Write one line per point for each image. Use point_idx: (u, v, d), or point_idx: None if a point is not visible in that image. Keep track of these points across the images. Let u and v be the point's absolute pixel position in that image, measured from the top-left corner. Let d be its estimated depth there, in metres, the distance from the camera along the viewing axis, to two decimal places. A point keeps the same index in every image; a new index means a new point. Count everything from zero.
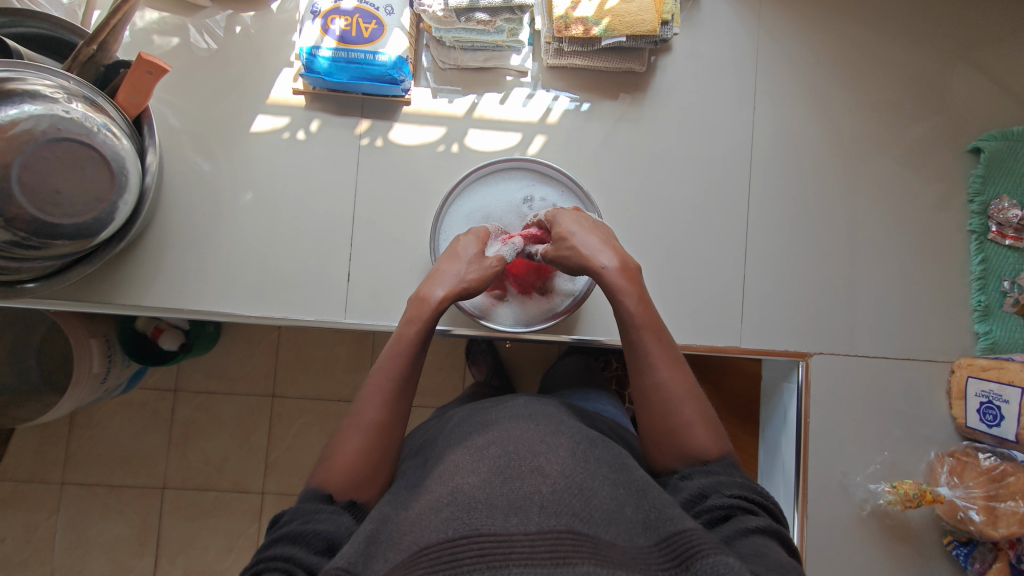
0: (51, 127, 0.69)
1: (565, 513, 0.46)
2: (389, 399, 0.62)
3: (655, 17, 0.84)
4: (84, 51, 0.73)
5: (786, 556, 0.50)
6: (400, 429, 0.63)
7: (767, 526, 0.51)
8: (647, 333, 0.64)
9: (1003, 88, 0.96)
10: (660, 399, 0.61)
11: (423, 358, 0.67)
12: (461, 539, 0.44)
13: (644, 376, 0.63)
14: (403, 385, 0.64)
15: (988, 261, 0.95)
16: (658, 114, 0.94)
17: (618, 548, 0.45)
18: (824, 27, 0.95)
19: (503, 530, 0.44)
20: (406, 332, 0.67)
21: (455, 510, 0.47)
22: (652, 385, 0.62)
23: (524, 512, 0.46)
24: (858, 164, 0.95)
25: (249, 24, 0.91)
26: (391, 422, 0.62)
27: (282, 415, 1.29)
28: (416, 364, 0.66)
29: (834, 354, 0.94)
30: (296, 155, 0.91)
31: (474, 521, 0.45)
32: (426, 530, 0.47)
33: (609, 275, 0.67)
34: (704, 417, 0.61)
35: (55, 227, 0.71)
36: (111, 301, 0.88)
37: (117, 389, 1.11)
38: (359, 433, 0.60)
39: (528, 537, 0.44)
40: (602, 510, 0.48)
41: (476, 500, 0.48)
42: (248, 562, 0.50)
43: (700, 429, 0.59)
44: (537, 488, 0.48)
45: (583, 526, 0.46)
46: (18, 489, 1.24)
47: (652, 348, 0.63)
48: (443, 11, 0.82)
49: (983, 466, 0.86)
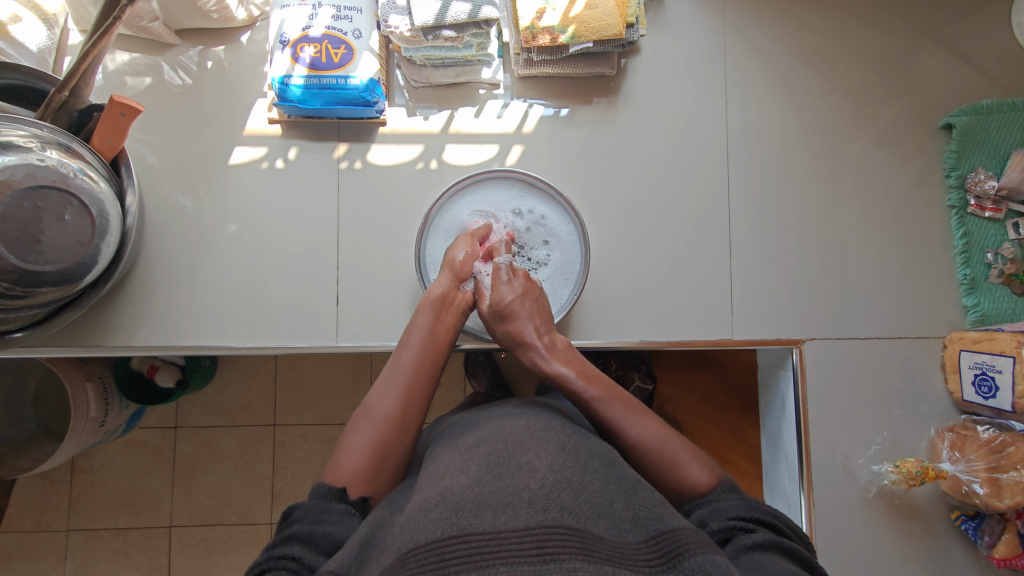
0: (27, 176, 0.68)
1: (553, 508, 0.45)
2: (401, 391, 0.65)
3: (620, 21, 0.85)
4: (56, 98, 0.73)
5: (792, 567, 0.48)
6: (411, 423, 0.64)
7: (767, 540, 0.50)
8: (612, 401, 0.64)
9: (968, 63, 0.98)
10: (647, 453, 0.60)
11: (436, 354, 0.71)
12: (449, 539, 0.43)
13: (625, 435, 0.62)
14: (417, 380, 0.67)
15: (970, 234, 0.95)
16: (632, 114, 0.95)
17: (607, 542, 0.44)
18: (787, 17, 0.97)
19: (490, 528, 0.43)
20: (416, 323, 0.73)
21: (444, 510, 0.46)
22: (637, 444, 0.61)
23: (513, 508, 0.45)
24: (834, 148, 0.96)
25: (221, 58, 0.92)
26: (403, 412, 0.64)
27: (285, 443, 1.28)
28: (428, 359, 0.70)
29: (826, 339, 0.94)
30: (277, 184, 0.91)
31: (462, 521, 0.44)
32: (416, 530, 0.45)
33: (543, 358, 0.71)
34: (693, 453, 0.60)
35: (38, 274, 0.70)
36: (103, 344, 0.87)
37: (116, 431, 1.09)
38: (370, 423, 0.62)
39: (516, 534, 0.43)
40: (591, 504, 0.47)
41: (464, 499, 0.47)
42: (255, 559, 0.48)
43: (690, 460, 0.59)
44: (526, 484, 0.48)
45: (573, 519, 0.45)
46: (24, 540, 1.23)
47: (619, 414, 0.63)
48: (410, 31, 0.83)
49: (983, 438, 0.85)
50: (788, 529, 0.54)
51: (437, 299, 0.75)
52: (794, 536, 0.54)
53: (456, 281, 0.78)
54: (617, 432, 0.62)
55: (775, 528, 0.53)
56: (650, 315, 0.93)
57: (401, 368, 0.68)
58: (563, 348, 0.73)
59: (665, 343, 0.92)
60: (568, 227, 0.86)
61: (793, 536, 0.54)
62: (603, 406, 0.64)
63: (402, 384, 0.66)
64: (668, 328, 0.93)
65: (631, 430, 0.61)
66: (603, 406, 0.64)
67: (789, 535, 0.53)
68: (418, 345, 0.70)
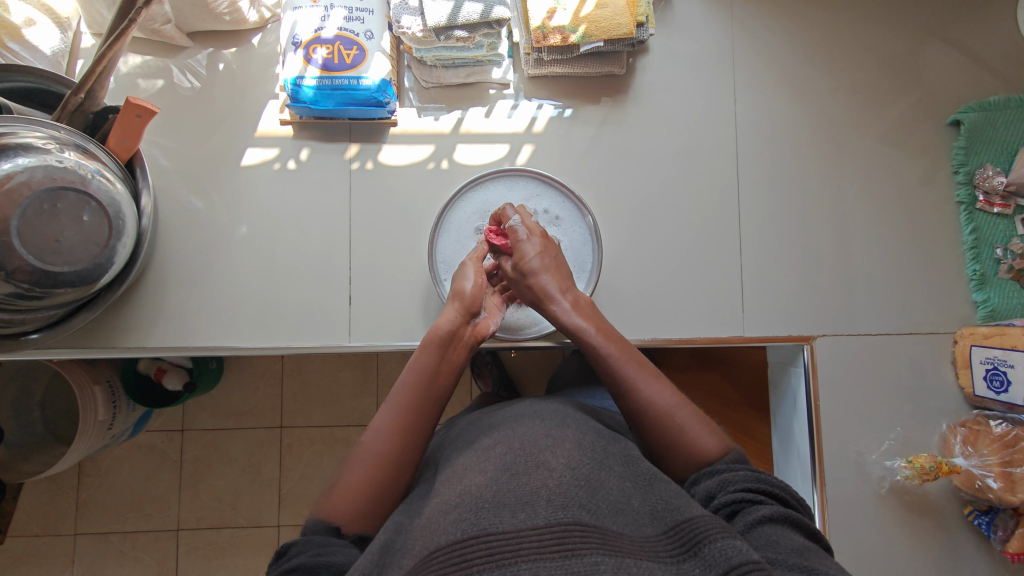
0: (46, 177, 0.68)
1: (573, 505, 0.45)
2: (395, 431, 0.61)
3: (631, 20, 0.86)
4: (73, 100, 0.74)
5: (803, 541, 0.48)
6: (409, 462, 0.60)
7: (777, 513, 0.50)
8: (630, 364, 0.64)
9: (974, 60, 0.98)
10: (657, 415, 0.60)
11: (441, 385, 0.66)
12: (470, 539, 0.43)
13: (638, 395, 0.61)
14: (415, 419, 0.62)
15: (979, 230, 0.96)
16: (641, 113, 0.95)
17: (626, 537, 0.45)
18: (794, 15, 0.97)
19: (511, 527, 0.43)
20: (416, 361, 0.67)
21: (463, 511, 0.46)
22: (647, 404, 0.60)
23: (531, 506, 0.45)
24: (842, 146, 0.97)
25: (231, 61, 0.92)
26: (397, 451, 0.60)
27: (292, 445, 1.28)
28: (430, 396, 0.64)
29: (836, 336, 0.94)
30: (288, 185, 0.92)
31: (482, 521, 0.44)
32: (437, 533, 0.45)
33: (565, 315, 0.70)
34: (701, 421, 0.60)
35: (57, 276, 0.71)
36: (116, 345, 0.88)
37: (123, 434, 1.09)
38: (363, 464, 0.59)
39: (536, 532, 0.43)
40: (609, 501, 0.48)
41: (483, 499, 0.47)
42: None
43: (700, 429, 0.59)
44: (544, 482, 0.48)
45: (591, 516, 0.45)
46: (32, 544, 1.23)
47: (634, 376, 0.62)
48: (422, 31, 0.84)
49: (996, 433, 0.85)
50: (794, 500, 0.54)
51: (443, 335, 0.69)
52: (799, 507, 0.54)
53: (463, 314, 0.72)
54: (630, 390, 0.62)
55: (782, 500, 0.53)
56: (661, 311, 0.93)
57: (398, 405, 0.62)
58: (588, 304, 0.72)
59: (677, 340, 0.92)
60: (581, 226, 0.86)
61: (799, 507, 0.54)
62: (619, 368, 0.64)
63: (395, 423, 0.61)
64: (679, 325, 0.93)
65: (645, 390, 0.61)
66: (619, 368, 0.63)
67: (795, 506, 0.54)
68: (414, 385, 0.64)
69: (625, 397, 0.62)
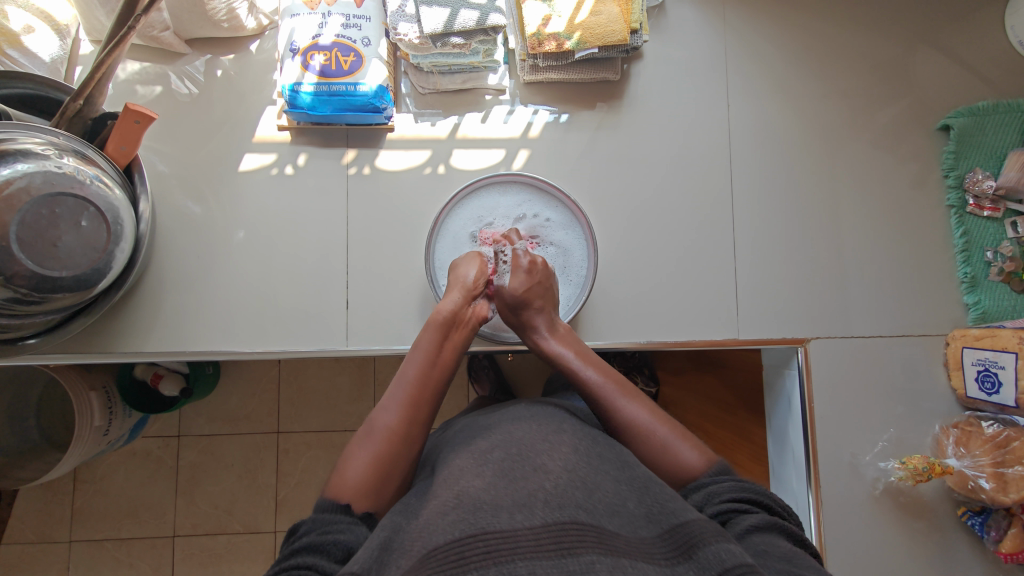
0: (45, 183, 0.69)
1: (569, 505, 0.46)
2: (404, 407, 0.63)
3: (625, 27, 0.87)
4: (71, 106, 0.75)
5: (790, 546, 0.49)
6: (416, 439, 0.62)
7: (763, 522, 0.51)
8: (607, 386, 0.65)
9: (963, 65, 1.00)
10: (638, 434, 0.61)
11: (445, 367, 0.69)
12: (467, 537, 0.43)
13: (617, 415, 0.63)
14: (422, 397, 0.64)
15: (969, 233, 0.97)
16: (635, 118, 0.96)
17: (622, 538, 0.45)
18: (786, 21, 0.98)
19: (508, 526, 0.44)
20: (422, 342, 0.69)
21: (461, 511, 0.46)
22: (630, 423, 0.62)
23: (529, 508, 0.46)
24: (833, 150, 0.98)
25: (228, 67, 0.93)
26: (406, 427, 0.62)
27: (289, 450, 1.28)
28: (436, 376, 0.67)
29: (830, 338, 0.95)
30: (286, 190, 0.92)
31: (480, 520, 0.45)
32: (434, 532, 0.45)
33: (547, 343, 0.74)
34: (681, 434, 0.61)
35: (55, 280, 0.71)
36: (113, 350, 0.88)
37: (120, 440, 1.09)
38: (372, 441, 0.60)
39: (532, 531, 0.43)
40: (605, 503, 0.48)
41: (481, 501, 0.47)
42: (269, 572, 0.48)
43: (681, 444, 0.60)
44: (541, 484, 0.48)
45: (588, 516, 0.46)
46: (26, 551, 1.22)
47: (613, 397, 0.64)
48: (418, 38, 0.85)
49: (988, 434, 0.86)
50: (778, 508, 0.55)
51: (445, 317, 0.71)
52: (783, 515, 0.55)
53: (466, 296, 0.75)
54: (610, 411, 0.63)
55: (768, 508, 0.54)
56: (656, 315, 0.94)
57: (404, 382, 0.65)
58: (565, 331, 0.76)
59: (672, 343, 0.93)
60: (577, 228, 0.87)
61: (784, 515, 0.55)
62: (597, 389, 0.65)
63: (404, 400, 0.63)
64: (675, 328, 0.94)
65: (623, 409, 0.63)
66: (599, 388, 0.65)
67: (780, 514, 0.54)
68: (422, 364, 0.67)
69: (608, 420, 0.64)
